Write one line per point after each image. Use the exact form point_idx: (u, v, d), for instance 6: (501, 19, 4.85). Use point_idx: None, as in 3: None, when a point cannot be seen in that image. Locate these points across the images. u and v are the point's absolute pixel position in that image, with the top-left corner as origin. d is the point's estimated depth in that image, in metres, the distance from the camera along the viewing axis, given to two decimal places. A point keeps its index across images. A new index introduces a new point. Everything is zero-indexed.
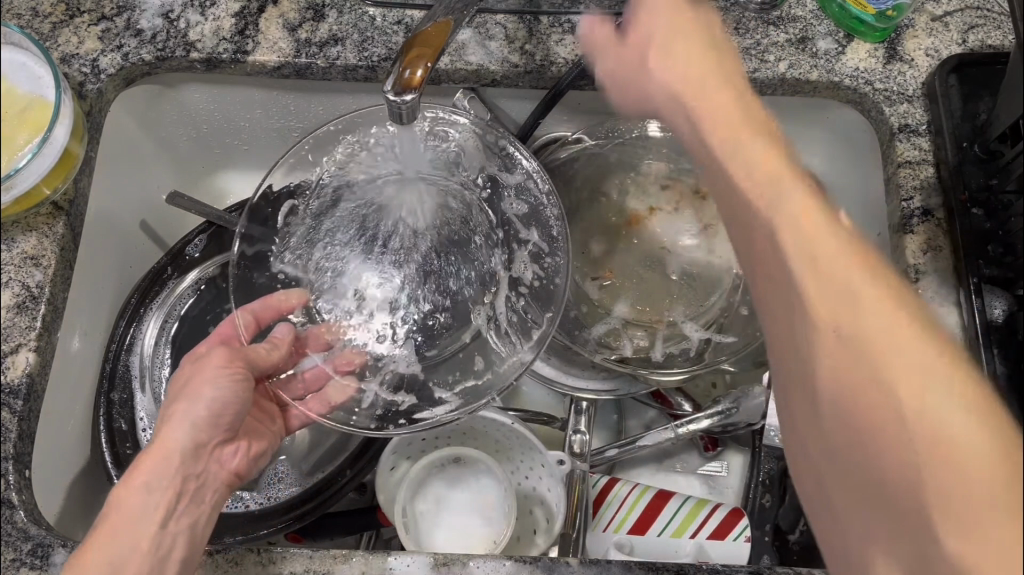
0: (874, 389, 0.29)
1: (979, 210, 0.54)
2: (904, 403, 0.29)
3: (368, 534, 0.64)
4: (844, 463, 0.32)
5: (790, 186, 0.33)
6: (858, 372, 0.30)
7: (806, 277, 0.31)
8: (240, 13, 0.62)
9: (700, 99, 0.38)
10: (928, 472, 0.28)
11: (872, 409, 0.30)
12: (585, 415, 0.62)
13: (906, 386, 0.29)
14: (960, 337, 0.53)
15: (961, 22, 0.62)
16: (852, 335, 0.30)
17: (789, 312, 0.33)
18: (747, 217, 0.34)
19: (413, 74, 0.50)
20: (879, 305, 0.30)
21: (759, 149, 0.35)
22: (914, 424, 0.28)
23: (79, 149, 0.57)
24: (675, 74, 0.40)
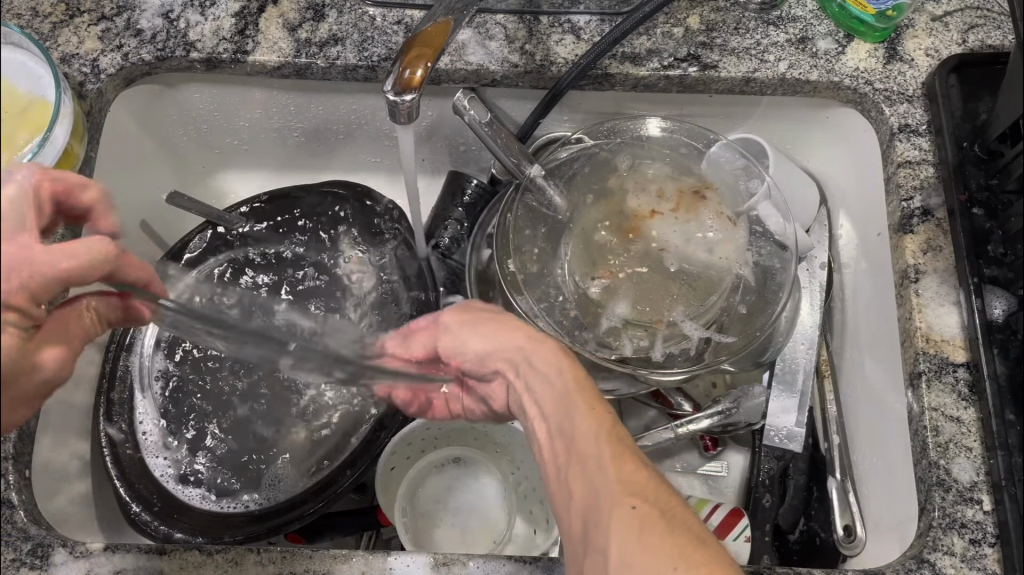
0: (576, 460, 0.43)
1: (979, 210, 0.54)
2: (595, 473, 0.41)
3: (369, 534, 0.64)
4: (572, 508, 0.42)
5: (551, 366, 0.46)
6: (574, 450, 0.43)
7: (545, 399, 0.46)
8: (240, 13, 0.62)
9: (514, 350, 0.48)
10: (610, 516, 0.39)
11: (582, 468, 0.42)
12: None
13: (587, 452, 0.42)
14: (960, 337, 0.53)
15: (961, 22, 0.62)
16: (567, 437, 0.44)
17: (543, 407, 0.46)
18: (521, 368, 0.47)
19: (413, 74, 0.50)
20: (582, 409, 0.44)
21: (541, 355, 0.47)
22: (602, 488, 0.41)
23: (79, 149, 0.57)
24: (492, 328, 0.49)
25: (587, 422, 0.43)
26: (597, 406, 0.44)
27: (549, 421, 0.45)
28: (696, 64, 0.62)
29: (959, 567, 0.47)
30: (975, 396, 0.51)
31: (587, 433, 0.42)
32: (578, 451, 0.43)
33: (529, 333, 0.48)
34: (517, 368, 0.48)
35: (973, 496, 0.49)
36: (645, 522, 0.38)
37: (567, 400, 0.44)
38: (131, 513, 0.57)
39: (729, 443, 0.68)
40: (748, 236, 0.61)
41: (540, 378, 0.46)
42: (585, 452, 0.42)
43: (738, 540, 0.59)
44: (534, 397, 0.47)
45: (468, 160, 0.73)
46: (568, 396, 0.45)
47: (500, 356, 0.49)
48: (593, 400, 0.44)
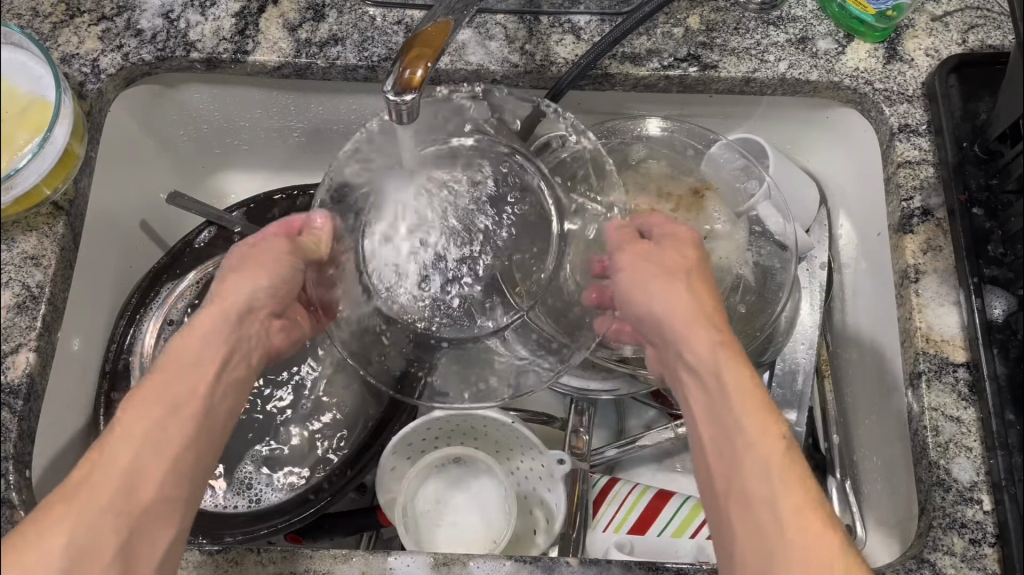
0: (729, 447, 0.44)
1: (979, 210, 0.54)
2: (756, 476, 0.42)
3: (368, 535, 0.64)
4: (718, 490, 0.44)
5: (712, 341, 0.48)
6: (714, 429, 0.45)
7: (722, 390, 0.46)
8: (241, 13, 0.62)
9: (667, 314, 0.50)
10: (772, 526, 0.41)
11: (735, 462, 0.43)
12: (584, 414, 0.63)
13: (740, 442, 0.43)
14: (960, 337, 0.53)
15: (961, 22, 0.62)
16: (734, 425, 0.44)
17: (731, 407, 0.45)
18: (679, 346, 0.49)
19: (413, 74, 0.50)
20: (748, 400, 0.45)
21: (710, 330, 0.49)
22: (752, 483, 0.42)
23: (79, 149, 0.57)
24: (660, 298, 0.51)
25: (761, 415, 0.44)
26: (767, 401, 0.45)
27: (707, 399, 0.47)
28: (696, 64, 0.62)
29: (960, 567, 0.47)
30: (975, 396, 0.51)
31: (750, 422, 0.44)
32: (741, 443, 0.43)
33: (699, 310, 0.50)
34: (665, 343, 0.50)
35: (973, 496, 0.49)
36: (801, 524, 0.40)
37: (754, 396, 0.45)
38: None
39: None
40: (748, 236, 0.61)
41: (713, 363, 0.47)
42: (746, 439, 0.43)
43: None
44: (688, 370, 0.48)
45: None
46: (737, 388, 0.45)
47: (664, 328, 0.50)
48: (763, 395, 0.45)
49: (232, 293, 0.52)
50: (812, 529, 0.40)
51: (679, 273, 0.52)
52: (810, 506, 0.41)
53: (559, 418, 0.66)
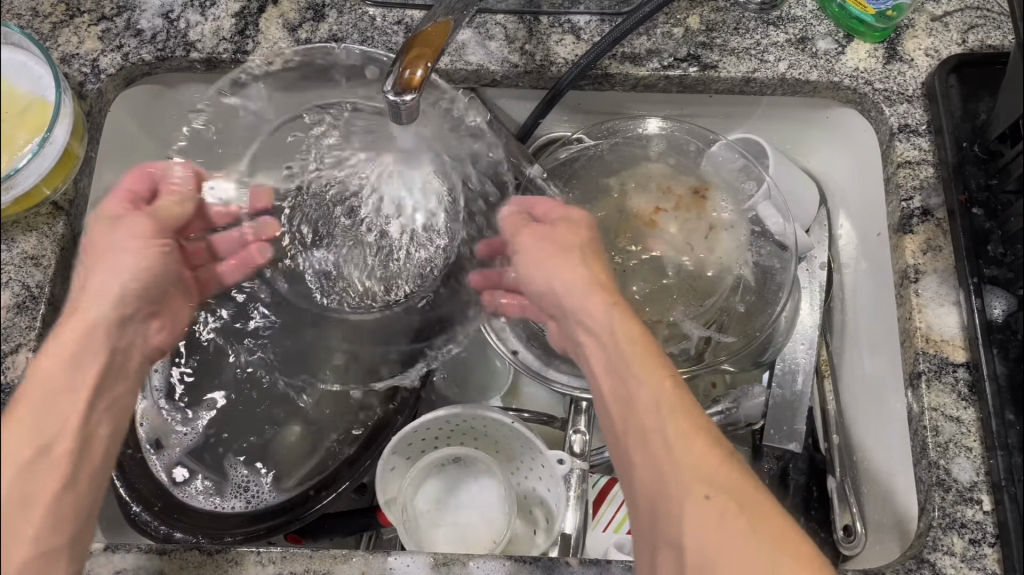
0: (635, 423, 0.43)
1: (979, 210, 0.54)
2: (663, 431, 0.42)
3: (368, 534, 0.64)
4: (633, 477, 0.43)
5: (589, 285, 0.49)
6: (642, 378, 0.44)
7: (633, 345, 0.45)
8: (241, 13, 0.62)
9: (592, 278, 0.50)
10: (676, 499, 0.40)
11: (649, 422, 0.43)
12: (584, 415, 0.62)
13: (646, 419, 0.43)
14: (960, 337, 0.53)
15: (961, 22, 0.62)
16: (631, 399, 0.44)
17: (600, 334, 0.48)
18: (576, 314, 0.49)
19: (413, 74, 0.50)
20: (647, 368, 0.44)
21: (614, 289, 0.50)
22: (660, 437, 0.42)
23: (79, 148, 0.57)
24: (556, 273, 0.51)
25: (654, 385, 0.43)
26: (666, 370, 0.44)
27: (610, 372, 0.46)
28: (696, 64, 0.62)
29: (959, 567, 0.47)
30: (975, 396, 0.51)
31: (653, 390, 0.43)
32: (643, 419, 0.43)
33: (585, 249, 0.52)
34: (572, 317, 0.50)
35: (973, 496, 0.49)
36: (709, 489, 0.39)
37: (648, 364, 0.44)
38: (131, 513, 0.57)
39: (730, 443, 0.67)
40: (748, 237, 0.61)
41: (616, 337, 0.46)
42: (645, 410, 0.43)
43: None
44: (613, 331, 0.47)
45: None
46: (637, 360, 0.45)
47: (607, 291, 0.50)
48: (660, 361, 0.45)
49: (88, 310, 0.46)
50: (715, 499, 0.39)
51: (572, 247, 0.52)
52: (711, 455, 0.41)
53: (559, 418, 0.66)
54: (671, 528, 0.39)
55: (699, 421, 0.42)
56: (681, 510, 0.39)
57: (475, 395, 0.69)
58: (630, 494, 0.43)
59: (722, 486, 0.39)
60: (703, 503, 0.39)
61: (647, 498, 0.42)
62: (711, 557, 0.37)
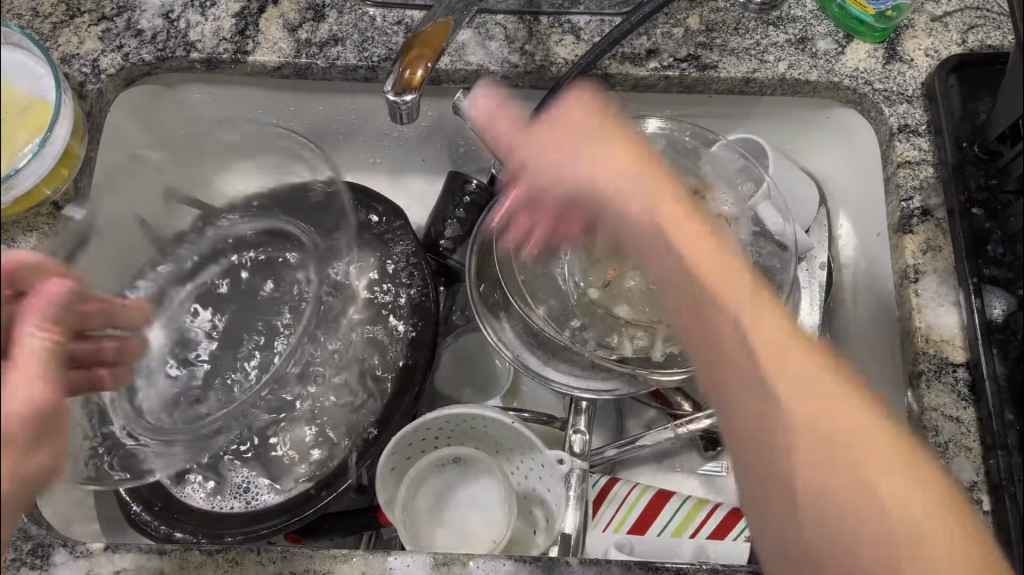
0: (779, 426, 0.46)
1: (979, 210, 0.54)
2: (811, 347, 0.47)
3: (368, 535, 0.64)
4: (771, 479, 0.47)
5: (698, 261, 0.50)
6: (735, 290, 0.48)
7: (695, 310, 0.50)
8: (241, 13, 0.62)
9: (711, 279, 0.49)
10: (830, 498, 0.44)
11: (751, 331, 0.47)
12: (584, 414, 0.62)
13: (827, 424, 0.45)
14: (960, 337, 0.53)
15: (961, 22, 0.62)
16: (780, 389, 0.46)
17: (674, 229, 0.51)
18: (667, 249, 0.51)
19: (413, 74, 0.50)
20: (800, 369, 0.46)
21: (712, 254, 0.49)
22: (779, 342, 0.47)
23: (79, 149, 0.57)
24: (578, 154, 0.56)
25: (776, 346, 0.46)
26: (784, 347, 0.46)
27: (721, 370, 0.49)
28: (696, 64, 0.62)
29: None
30: (975, 396, 0.51)
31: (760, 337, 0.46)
32: (773, 434, 0.46)
33: (630, 154, 0.55)
34: (700, 301, 0.49)
35: (973, 496, 0.49)
36: (891, 459, 0.44)
37: (790, 350, 0.46)
38: (132, 512, 0.58)
39: None
40: (748, 237, 0.61)
41: (749, 302, 0.47)
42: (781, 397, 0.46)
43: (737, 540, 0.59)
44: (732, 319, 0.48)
45: (467, 160, 0.73)
46: (764, 331, 0.47)
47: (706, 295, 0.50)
48: (762, 307, 0.47)
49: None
50: (874, 488, 0.44)
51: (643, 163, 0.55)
52: (869, 432, 0.45)
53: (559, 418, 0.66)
54: (802, 519, 0.45)
55: (852, 423, 0.45)
56: (828, 504, 0.44)
57: (475, 394, 0.69)
58: (748, 475, 0.48)
59: (891, 461, 0.44)
60: (852, 490, 0.44)
61: (766, 497, 0.47)
62: (873, 534, 0.43)
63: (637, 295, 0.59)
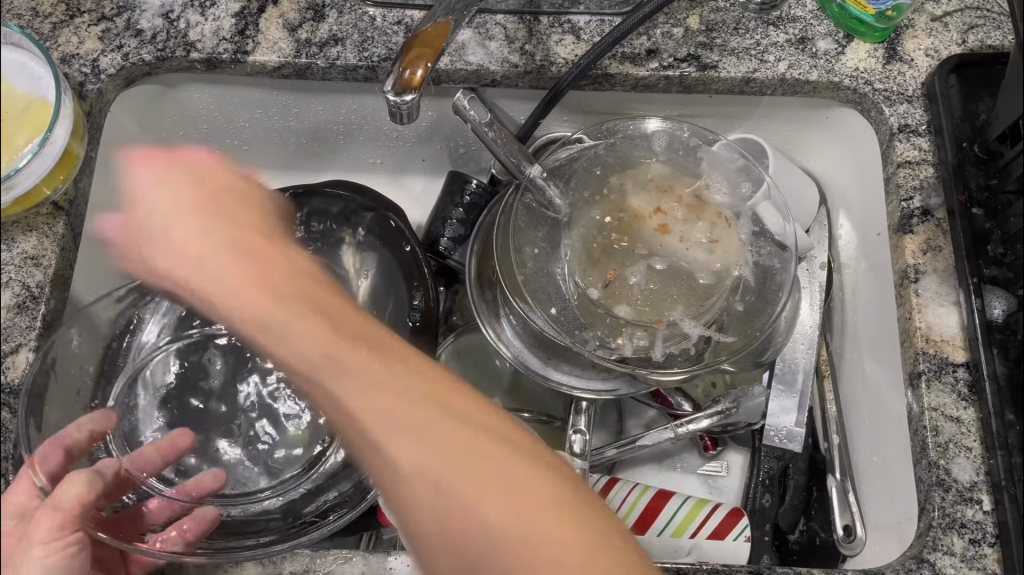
0: (437, 510, 0.37)
1: (979, 210, 0.54)
2: (484, 460, 0.38)
3: (368, 535, 0.61)
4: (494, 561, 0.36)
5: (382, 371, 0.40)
6: (432, 424, 0.38)
7: (389, 415, 0.38)
8: (240, 13, 0.62)
9: (376, 382, 0.39)
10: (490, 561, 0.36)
11: (430, 451, 0.38)
12: (584, 414, 0.62)
13: (415, 467, 0.38)
14: (960, 337, 0.53)
15: (961, 22, 0.62)
16: (422, 468, 0.37)
17: (319, 335, 0.41)
18: (383, 419, 0.38)
19: (413, 74, 0.50)
20: (426, 409, 0.39)
21: (425, 376, 0.41)
22: (412, 461, 0.38)
23: (80, 149, 0.57)
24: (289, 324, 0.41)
25: (436, 432, 0.38)
26: (445, 440, 0.38)
27: (377, 465, 0.39)
28: (696, 64, 0.62)
29: (959, 567, 0.47)
30: (975, 396, 0.51)
31: (388, 401, 0.39)
32: (452, 514, 0.37)
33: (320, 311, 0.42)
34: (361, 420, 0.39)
35: (973, 496, 0.49)
36: (507, 481, 0.37)
37: (361, 385, 0.39)
38: None
39: (729, 443, 0.67)
40: (748, 238, 0.61)
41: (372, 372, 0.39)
42: (440, 506, 0.37)
43: (737, 540, 0.58)
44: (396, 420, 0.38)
45: (467, 160, 0.74)
46: (356, 389, 0.39)
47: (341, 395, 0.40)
48: (454, 432, 0.38)
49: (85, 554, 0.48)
50: (505, 478, 0.37)
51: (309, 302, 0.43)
52: (488, 460, 0.38)
53: (559, 418, 0.66)
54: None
55: (485, 451, 0.38)
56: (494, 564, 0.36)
57: None
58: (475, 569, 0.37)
59: (524, 468, 0.38)
60: (483, 493, 0.37)
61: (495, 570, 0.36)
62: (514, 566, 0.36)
63: (638, 295, 0.58)
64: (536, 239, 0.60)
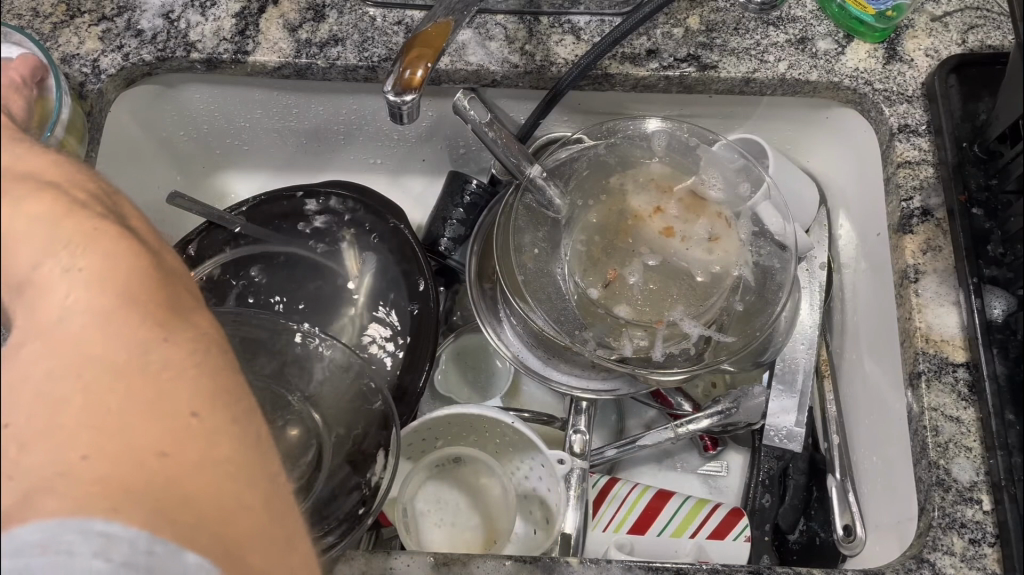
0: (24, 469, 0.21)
1: (979, 210, 0.54)
2: (225, 441, 0.24)
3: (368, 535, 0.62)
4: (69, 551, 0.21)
5: (73, 287, 0.23)
6: (130, 398, 0.22)
7: (86, 442, 0.21)
8: (241, 13, 0.62)
9: (71, 289, 0.23)
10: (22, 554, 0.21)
11: (104, 435, 0.22)
12: (584, 415, 0.62)
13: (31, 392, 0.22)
14: (960, 337, 0.53)
15: (961, 22, 0.62)
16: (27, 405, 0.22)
17: (91, 259, 0.23)
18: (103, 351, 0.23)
19: (413, 74, 0.50)
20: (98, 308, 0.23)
21: (190, 324, 0.25)
22: (74, 462, 0.21)
23: (79, 149, 0.57)
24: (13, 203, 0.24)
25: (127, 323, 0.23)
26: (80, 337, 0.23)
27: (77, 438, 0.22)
28: (696, 64, 0.62)
29: (959, 567, 0.47)
30: (975, 396, 0.51)
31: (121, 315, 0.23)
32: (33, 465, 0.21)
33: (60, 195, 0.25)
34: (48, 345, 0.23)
35: (973, 496, 0.49)
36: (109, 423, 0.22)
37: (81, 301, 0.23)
38: None
39: (729, 442, 0.67)
40: (748, 237, 0.61)
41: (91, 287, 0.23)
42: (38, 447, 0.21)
43: (737, 540, 0.58)
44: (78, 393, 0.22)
45: (468, 160, 0.74)
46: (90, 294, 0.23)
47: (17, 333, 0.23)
48: (133, 332, 0.23)
49: None
50: (150, 423, 0.22)
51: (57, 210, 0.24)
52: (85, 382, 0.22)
53: (559, 418, 0.66)
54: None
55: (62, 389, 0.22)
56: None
57: (476, 393, 0.69)
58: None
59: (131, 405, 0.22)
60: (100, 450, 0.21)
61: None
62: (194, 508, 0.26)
63: (638, 295, 0.58)
64: (536, 239, 0.60)
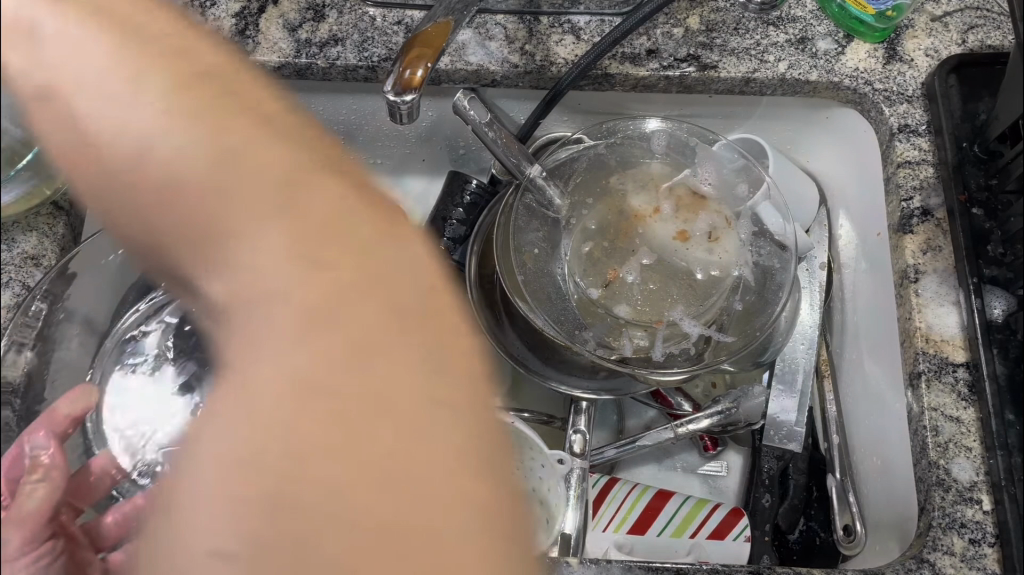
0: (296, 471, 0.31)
1: (979, 210, 0.54)
2: (456, 505, 0.31)
3: None
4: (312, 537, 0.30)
5: (405, 320, 0.34)
6: (359, 435, 0.31)
7: (359, 471, 0.30)
8: (241, 13, 0.62)
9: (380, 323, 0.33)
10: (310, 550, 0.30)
11: (376, 483, 0.30)
12: (584, 414, 0.62)
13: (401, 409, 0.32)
14: (960, 337, 0.53)
15: (961, 23, 0.62)
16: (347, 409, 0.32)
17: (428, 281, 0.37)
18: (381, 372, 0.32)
19: (413, 74, 0.50)
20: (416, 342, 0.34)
21: (407, 338, 0.33)
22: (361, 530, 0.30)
23: None
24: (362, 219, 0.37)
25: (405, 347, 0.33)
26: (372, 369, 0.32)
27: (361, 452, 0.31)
28: (696, 64, 0.62)
29: (959, 567, 0.47)
30: (975, 396, 0.51)
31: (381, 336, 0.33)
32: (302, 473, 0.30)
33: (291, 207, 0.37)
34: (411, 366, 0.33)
35: (973, 496, 0.49)
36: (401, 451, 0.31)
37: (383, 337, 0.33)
38: None
39: (729, 443, 0.67)
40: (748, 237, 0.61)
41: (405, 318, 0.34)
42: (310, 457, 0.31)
43: (737, 540, 0.58)
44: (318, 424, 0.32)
45: (468, 161, 0.74)
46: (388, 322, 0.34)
47: (312, 338, 0.33)
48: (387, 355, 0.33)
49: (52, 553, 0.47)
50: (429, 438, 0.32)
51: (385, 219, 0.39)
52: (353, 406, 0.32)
53: (559, 418, 0.66)
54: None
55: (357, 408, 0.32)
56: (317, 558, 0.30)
57: None
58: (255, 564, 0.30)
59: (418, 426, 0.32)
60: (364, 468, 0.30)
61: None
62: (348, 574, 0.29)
63: (638, 295, 0.58)
64: (536, 240, 0.60)
